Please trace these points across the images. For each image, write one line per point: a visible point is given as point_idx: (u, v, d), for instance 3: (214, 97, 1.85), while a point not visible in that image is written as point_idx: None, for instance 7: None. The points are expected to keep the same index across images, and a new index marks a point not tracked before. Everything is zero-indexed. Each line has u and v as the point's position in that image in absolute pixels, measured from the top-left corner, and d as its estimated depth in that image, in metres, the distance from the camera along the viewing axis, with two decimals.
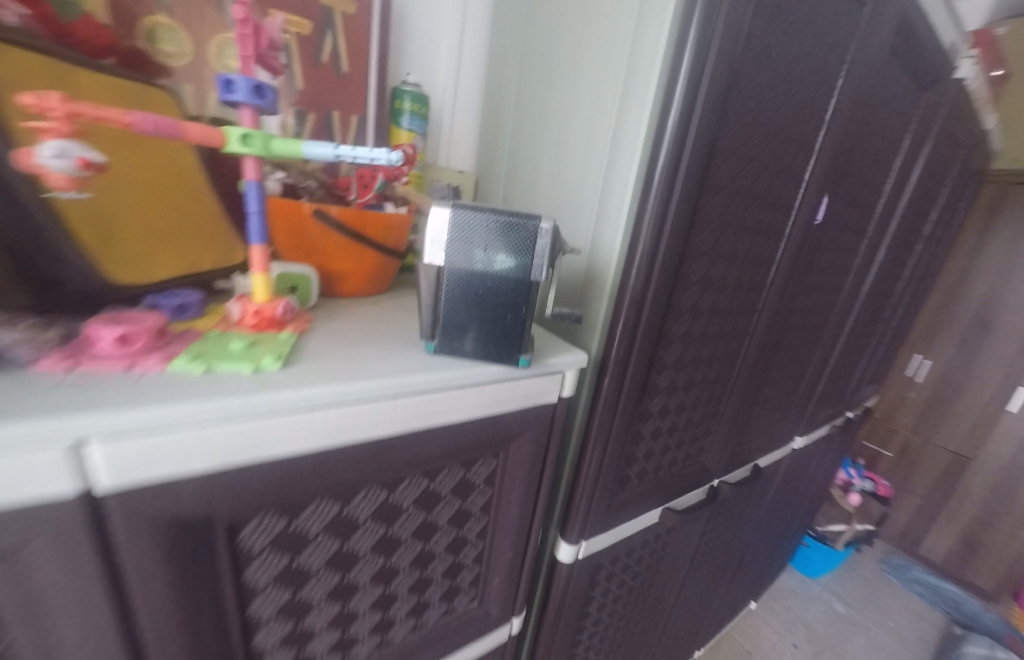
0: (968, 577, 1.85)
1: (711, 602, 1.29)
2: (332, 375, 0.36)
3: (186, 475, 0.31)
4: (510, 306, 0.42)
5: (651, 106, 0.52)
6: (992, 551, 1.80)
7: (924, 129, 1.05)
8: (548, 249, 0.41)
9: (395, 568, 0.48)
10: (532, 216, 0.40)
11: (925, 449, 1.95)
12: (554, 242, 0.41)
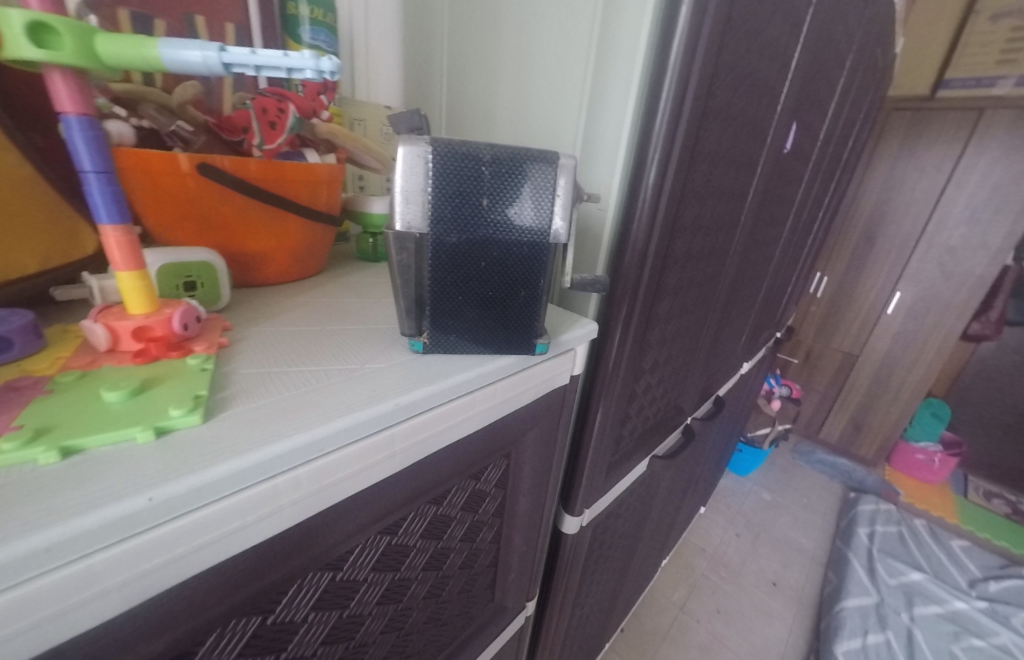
0: (855, 450, 2.11)
1: (676, 522, 1.33)
2: (294, 421, 0.25)
3: (79, 632, 0.19)
4: (523, 280, 0.32)
5: (651, 4, 0.41)
6: (873, 428, 2.04)
7: (866, 44, 1.00)
8: (568, 201, 0.31)
9: (406, 610, 0.39)
10: (548, 156, 0.29)
11: (823, 352, 2.10)
12: (573, 191, 0.31)
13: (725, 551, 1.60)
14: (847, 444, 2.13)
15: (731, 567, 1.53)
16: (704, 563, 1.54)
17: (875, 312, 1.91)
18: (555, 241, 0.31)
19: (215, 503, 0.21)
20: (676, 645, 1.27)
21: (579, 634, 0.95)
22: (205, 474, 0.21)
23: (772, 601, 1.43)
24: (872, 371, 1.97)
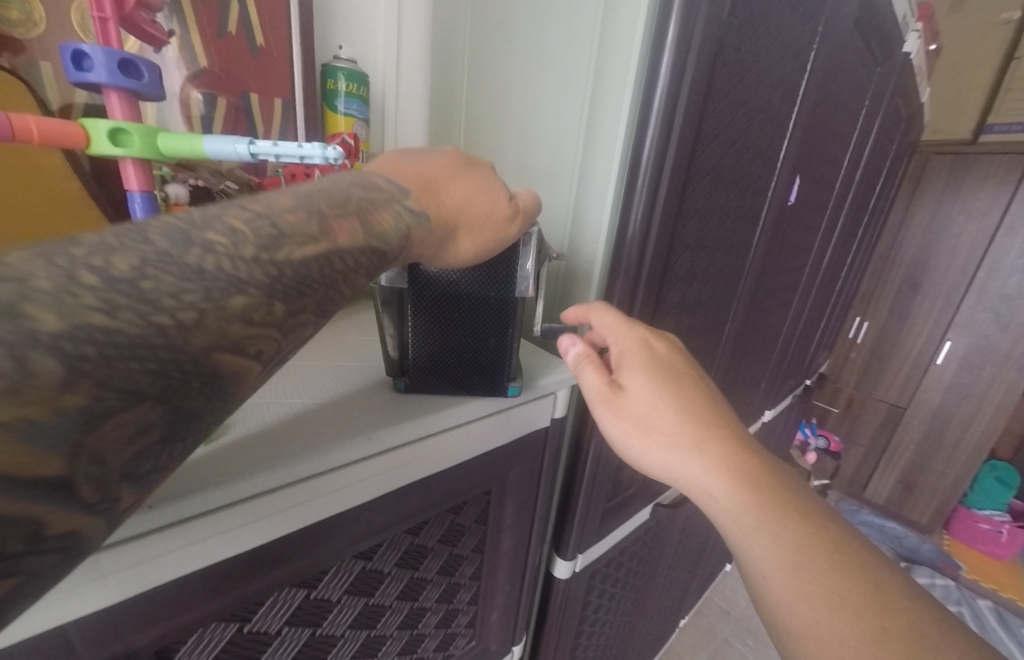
0: (906, 514, 1.95)
1: (694, 580, 1.26)
2: (284, 447, 0.28)
3: (74, 617, 0.22)
4: (491, 329, 0.37)
5: (632, 83, 0.46)
6: (925, 490, 1.89)
7: (888, 99, 1.01)
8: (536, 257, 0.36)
9: (381, 637, 0.41)
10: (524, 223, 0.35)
11: (864, 405, 1.99)
12: (541, 247, 0.37)
13: (753, 618, 1.49)
14: (896, 507, 1.98)
15: (759, 636, 1.43)
16: (728, 628, 1.45)
17: (923, 363, 1.80)
18: (523, 294, 0.36)
19: (204, 514, 0.25)
20: None
21: None
22: (189, 489, 0.24)
23: None
24: (922, 428, 1.84)
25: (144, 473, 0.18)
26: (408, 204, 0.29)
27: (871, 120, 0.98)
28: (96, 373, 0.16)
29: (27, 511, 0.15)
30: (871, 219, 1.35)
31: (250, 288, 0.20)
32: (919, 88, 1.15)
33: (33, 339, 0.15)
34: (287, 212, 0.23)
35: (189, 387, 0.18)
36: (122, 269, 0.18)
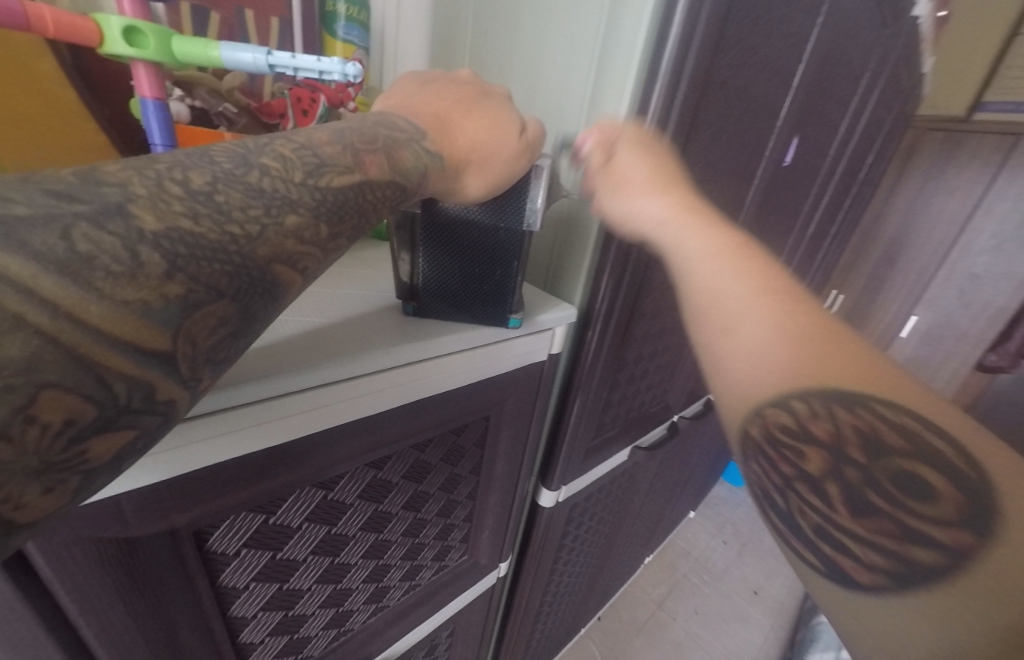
0: None
1: (661, 522, 1.36)
2: (310, 354, 0.30)
3: (128, 492, 0.24)
4: (498, 259, 0.39)
5: (647, 26, 0.45)
6: None
7: (892, 66, 1.00)
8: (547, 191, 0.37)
9: (387, 542, 0.45)
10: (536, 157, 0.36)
11: None
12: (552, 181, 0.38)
13: (710, 557, 1.64)
14: None
15: (714, 572, 1.58)
16: (687, 565, 1.58)
17: (889, 335, 1.89)
18: (531, 228, 0.38)
19: (242, 408, 0.27)
20: (652, 639, 1.32)
21: (558, 610, 1.00)
22: (231, 382, 0.26)
23: (751, 608, 1.47)
24: None
25: (219, 362, 0.19)
26: (426, 145, 0.30)
27: (873, 87, 0.98)
28: (187, 269, 0.17)
29: (139, 374, 0.17)
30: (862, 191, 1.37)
31: (301, 208, 0.22)
32: (923, 58, 1.15)
33: (140, 234, 0.17)
34: (325, 145, 0.24)
35: (256, 292, 0.20)
36: (199, 183, 0.19)
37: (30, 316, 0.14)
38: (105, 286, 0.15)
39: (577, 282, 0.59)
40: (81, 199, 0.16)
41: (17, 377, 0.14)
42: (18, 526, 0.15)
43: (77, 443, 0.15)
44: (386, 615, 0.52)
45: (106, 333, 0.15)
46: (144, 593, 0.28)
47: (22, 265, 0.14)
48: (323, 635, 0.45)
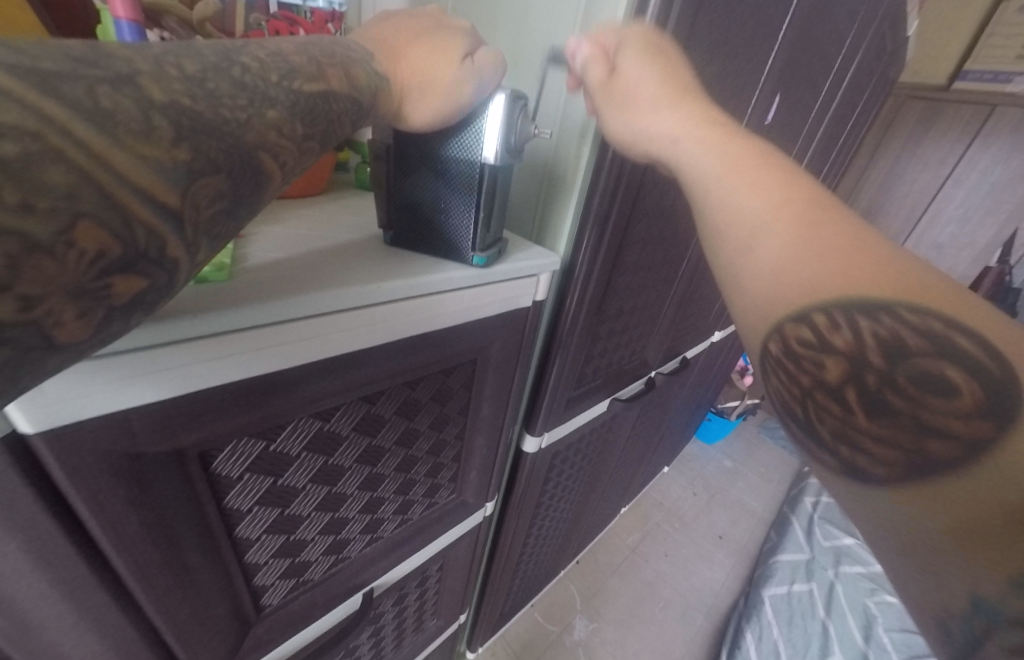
0: None
1: (636, 474, 1.43)
2: (304, 285, 0.31)
3: (137, 406, 0.26)
4: (460, 194, 0.39)
5: None
6: None
7: (883, 24, 0.98)
8: (505, 125, 0.37)
9: (381, 475, 0.48)
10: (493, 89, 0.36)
11: None
12: (512, 110, 0.37)
13: (681, 506, 1.74)
14: None
15: (684, 520, 1.69)
16: (659, 514, 1.68)
17: None
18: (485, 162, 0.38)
19: (240, 331, 0.28)
20: (624, 579, 1.42)
21: (539, 552, 1.07)
22: (231, 306, 0.27)
23: (716, 552, 1.59)
24: None
25: (215, 236, 0.21)
26: (375, 67, 0.31)
27: (863, 45, 0.97)
28: (190, 141, 0.19)
29: (155, 226, 0.18)
30: (845, 155, 1.38)
31: (278, 105, 0.23)
32: (911, 19, 1.13)
33: (150, 103, 0.18)
34: (294, 55, 0.25)
35: (247, 175, 0.21)
36: (192, 70, 0.20)
37: (69, 152, 0.16)
38: (128, 141, 0.17)
39: (560, 234, 0.60)
40: (97, 65, 0.17)
41: (59, 202, 0.16)
42: (57, 345, 0.17)
43: (103, 275, 0.17)
44: (380, 545, 0.56)
45: (131, 182, 0.17)
46: (154, 504, 0.30)
47: (58, 110, 0.16)
48: (322, 560, 0.48)
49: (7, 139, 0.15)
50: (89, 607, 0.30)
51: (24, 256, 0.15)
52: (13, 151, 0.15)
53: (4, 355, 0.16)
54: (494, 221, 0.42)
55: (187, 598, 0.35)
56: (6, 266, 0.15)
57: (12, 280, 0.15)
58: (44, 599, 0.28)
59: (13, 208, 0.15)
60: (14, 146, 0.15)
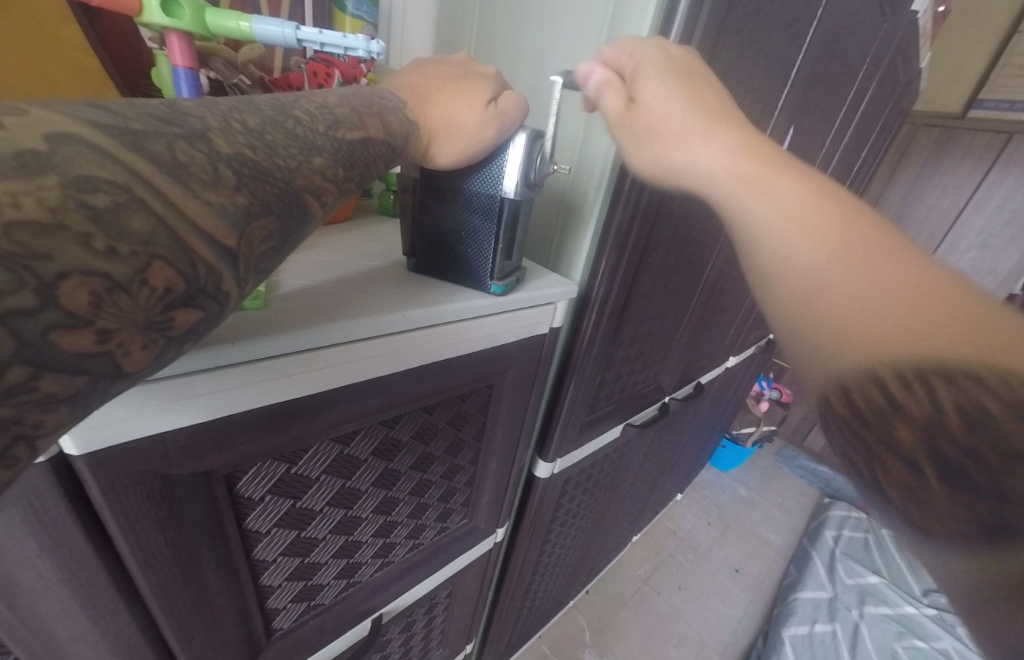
0: None
1: (648, 502, 1.40)
2: (332, 313, 0.32)
3: (173, 429, 0.27)
4: (483, 228, 0.41)
5: (652, 13, 0.46)
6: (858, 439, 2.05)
7: (895, 57, 1.00)
8: (525, 160, 0.38)
9: (395, 499, 0.48)
10: (516, 127, 0.38)
11: None
12: (533, 147, 0.39)
13: (695, 537, 1.69)
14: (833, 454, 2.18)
15: (698, 551, 1.64)
16: (672, 544, 1.64)
17: None
18: (508, 196, 0.39)
19: (272, 358, 0.29)
20: (636, 612, 1.38)
21: (548, 581, 1.04)
22: (264, 334, 0.28)
23: (732, 586, 1.53)
24: None
25: (263, 270, 0.23)
26: (408, 114, 0.33)
27: (875, 78, 0.98)
28: (249, 186, 0.21)
29: (214, 263, 0.20)
30: (860, 184, 1.38)
31: (324, 152, 0.25)
32: (924, 52, 1.15)
33: (218, 154, 0.20)
34: (339, 106, 0.28)
35: (294, 215, 0.23)
36: (252, 124, 0.22)
37: (150, 202, 0.18)
38: (198, 190, 0.19)
39: (576, 262, 0.61)
40: (173, 123, 0.19)
41: (139, 247, 0.17)
42: (124, 373, 0.18)
43: (167, 309, 0.19)
44: (390, 570, 0.55)
45: (199, 226, 0.19)
46: (181, 524, 0.30)
47: (146, 165, 0.18)
48: (334, 584, 0.48)
49: (100, 191, 0.17)
50: (117, 623, 0.31)
51: (107, 294, 0.17)
52: (105, 203, 0.17)
53: (80, 383, 0.17)
54: (513, 251, 0.43)
55: (203, 619, 0.36)
56: (91, 303, 0.16)
57: (94, 314, 0.17)
58: (70, 615, 0.29)
59: (100, 253, 0.16)
60: (107, 197, 0.17)
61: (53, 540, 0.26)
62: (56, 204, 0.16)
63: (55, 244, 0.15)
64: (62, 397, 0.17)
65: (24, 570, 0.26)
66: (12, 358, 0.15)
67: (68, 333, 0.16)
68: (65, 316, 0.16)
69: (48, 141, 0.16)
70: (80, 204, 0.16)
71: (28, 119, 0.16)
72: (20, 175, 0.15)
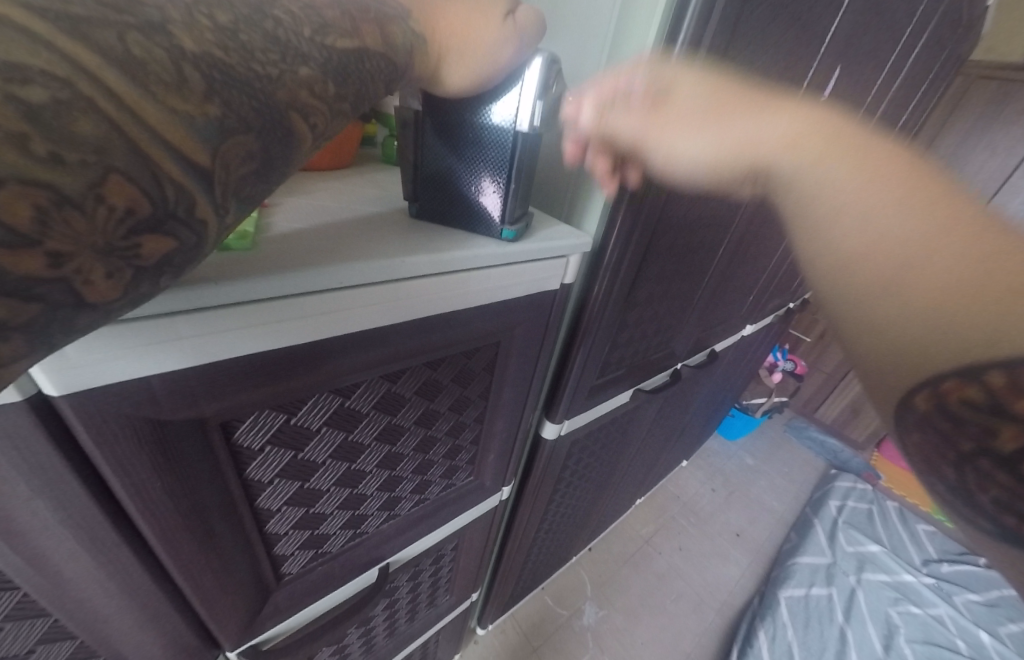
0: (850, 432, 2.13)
1: (653, 468, 1.40)
2: (325, 257, 0.30)
3: (157, 370, 0.26)
4: (494, 164, 0.38)
5: None
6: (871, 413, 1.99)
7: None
8: (541, 91, 0.35)
9: (399, 454, 0.48)
10: (530, 51, 0.34)
11: None
12: (549, 78, 0.35)
13: (699, 501, 1.71)
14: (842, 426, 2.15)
15: (701, 515, 1.66)
16: (675, 508, 1.66)
17: None
18: (521, 130, 0.36)
19: (260, 302, 0.27)
20: (636, 569, 1.42)
21: (551, 538, 1.06)
22: (252, 276, 0.26)
23: (732, 548, 1.56)
24: None
25: (244, 199, 0.21)
26: (412, 25, 0.29)
27: (933, 19, 0.87)
28: (223, 98, 0.18)
29: (184, 184, 0.18)
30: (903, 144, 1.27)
31: (311, 62, 0.22)
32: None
33: (182, 52, 0.17)
34: (327, 9, 0.24)
35: (277, 137, 0.21)
36: (224, 21, 0.19)
37: (99, 101, 0.15)
38: (160, 94, 0.16)
39: (593, 215, 0.58)
40: (126, 11, 0.17)
41: (90, 156, 0.15)
42: (88, 304, 0.17)
43: (131, 233, 0.17)
44: (396, 523, 0.56)
45: (164, 137, 0.17)
46: (178, 473, 0.30)
47: (91, 57, 0.15)
48: (340, 534, 0.49)
49: (34, 84, 0.14)
50: (117, 564, 0.30)
51: (55, 210, 0.15)
52: (42, 98, 0.14)
53: (35, 312, 0.15)
54: (524, 195, 0.40)
55: (209, 563, 0.36)
56: (36, 217, 0.14)
57: (42, 234, 0.15)
58: (72, 556, 0.28)
59: (41, 160, 0.14)
60: (43, 92, 0.14)
61: (44, 482, 0.25)
62: None
63: None
64: (16, 325, 0.15)
65: (17, 514, 0.25)
66: None
67: (11, 252, 0.14)
68: (7, 233, 0.14)
69: None
70: (11, 97, 0.14)
71: None
72: None
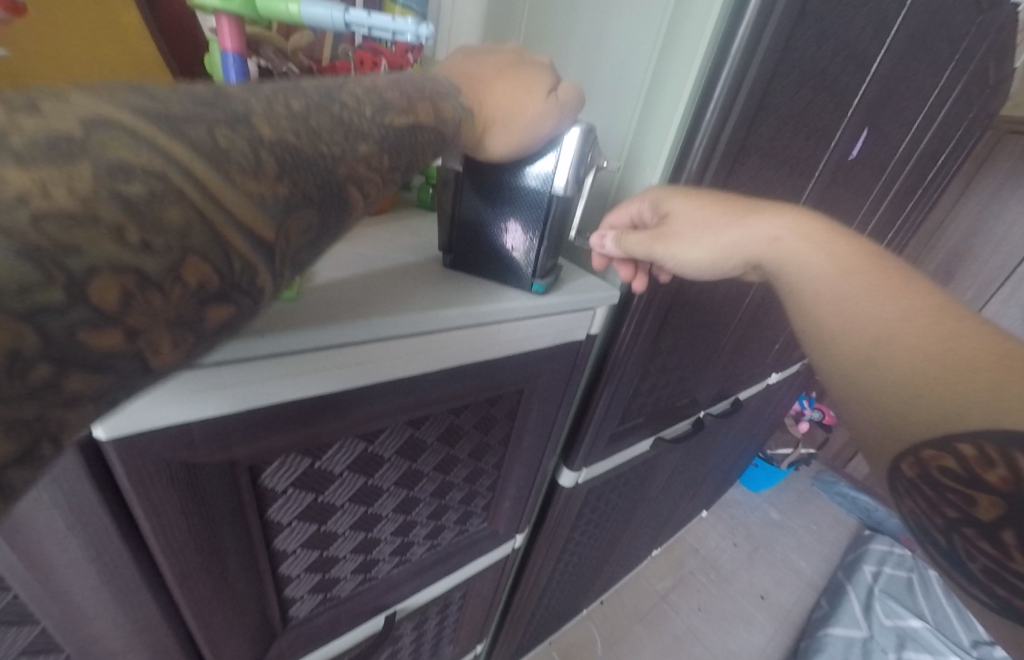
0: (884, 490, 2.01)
1: (672, 518, 1.34)
2: (361, 307, 0.31)
3: (199, 418, 0.27)
4: (528, 219, 0.39)
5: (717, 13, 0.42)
6: None
7: (989, 55, 0.88)
8: (576, 156, 0.36)
9: (416, 498, 0.47)
10: (566, 119, 0.36)
11: None
12: (584, 145, 0.36)
13: (720, 557, 1.62)
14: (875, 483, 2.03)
15: (722, 573, 1.57)
16: (695, 562, 1.57)
17: None
18: (556, 191, 0.37)
19: (300, 354, 0.28)
20: (652, 628, 1.34)
21: (563, 589, 1.02)
22: (291, 324, 0.27)
23: (756, 613, 1.46)
24: None
25: (300, 266, 0.22)
26: (462, 101, 0.31)
27: (966, 77, 0.87)
28: (290, 178, 0.20)
29: (250, 259, 0.19)
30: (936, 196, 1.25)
31: (370, 138, 0.24)
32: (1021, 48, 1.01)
33: (260, 140, 0.19)
34: (387, 89, 0.26)
35: (334, 208, 0.22)
36: (297, 108, 0.21)
37: (186, 190, 0.16)
38: (237, 179, 0.18)
39: None
40: (217, 107, 0.18)
41: (174, 240, 0.16)
42: (152, 370, 0.17)
43: (200, 306, 0.18)
44: (407, 569, 0.55)
45: (235, 216, 0.18)
46: (205, 515, 0.30)
47: (183, 151, 0.17)
48: (350, 578, 0.48)
49: (135, 179, 0.16)
50: (142, 605, 0.31)
51: (138, 290, 0.16)
52: (140, 192, 0.16)
53: (105, 382, 0.16)
54: (555, 249, 0.41)
55: (222, 605, 0.36)
56: (121, 298, 0.15)
57: (123, 312, 0.15)
58: (101, 596, 0.29)
59: (135, 247, 0.15)
60: (141, 186, 0.16)
61: (82, 523, 0.26)
62: (87, 194, 0.15)
63: (85, 236, 0.14)
64: (87, 395, 0.16)
65: (60, 553, 0.26)
66: (37, 355, 0.14)
67: (96, 331, 0.15)
68: (93, 312, 0.15)
69: (85, 126, 0.15)
70: (113, 192, 0.15)
71: (70, 104, 0.15)
72: (54, 161, 0.14)
